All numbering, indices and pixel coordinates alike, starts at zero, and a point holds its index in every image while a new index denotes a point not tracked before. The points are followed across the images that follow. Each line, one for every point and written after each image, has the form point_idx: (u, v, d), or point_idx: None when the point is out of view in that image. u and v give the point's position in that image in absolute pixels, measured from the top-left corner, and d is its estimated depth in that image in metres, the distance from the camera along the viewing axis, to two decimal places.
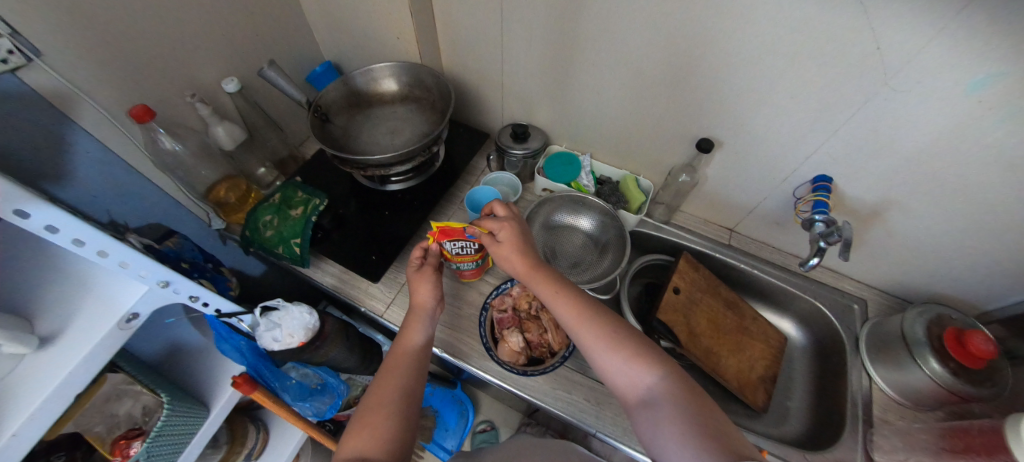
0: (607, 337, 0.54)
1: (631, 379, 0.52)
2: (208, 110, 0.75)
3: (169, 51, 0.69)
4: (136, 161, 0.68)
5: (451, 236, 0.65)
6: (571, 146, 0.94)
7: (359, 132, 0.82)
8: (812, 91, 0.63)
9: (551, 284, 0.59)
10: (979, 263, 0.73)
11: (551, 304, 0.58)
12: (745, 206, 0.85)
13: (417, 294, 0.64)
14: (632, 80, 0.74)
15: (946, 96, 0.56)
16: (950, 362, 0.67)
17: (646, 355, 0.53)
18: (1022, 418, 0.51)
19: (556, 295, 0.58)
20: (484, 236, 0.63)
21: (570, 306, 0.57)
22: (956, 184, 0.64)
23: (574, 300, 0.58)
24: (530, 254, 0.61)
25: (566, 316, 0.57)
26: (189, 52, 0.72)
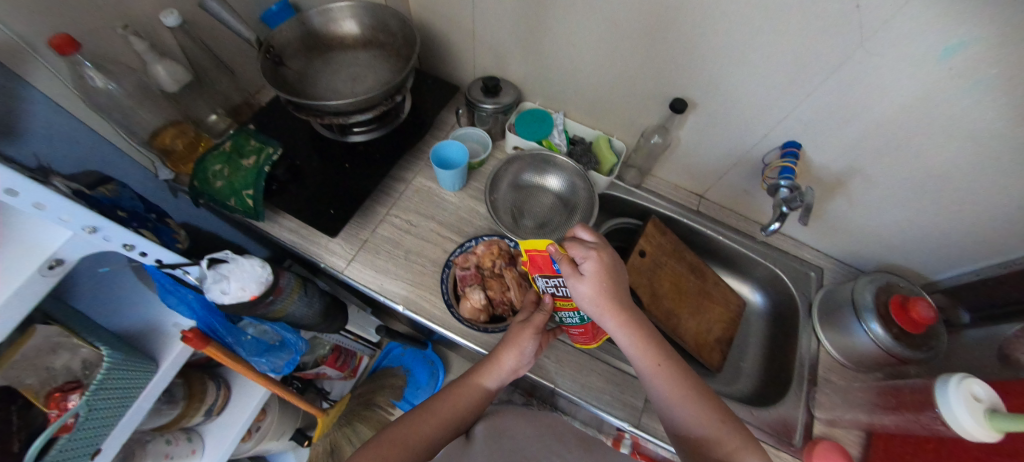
0: (670, 379, 0.55)
1: (691, 422, 0.53)
2: (144, 45, 0.68)
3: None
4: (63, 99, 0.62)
5: (542, 269, 0.59)
6: (544, 104, 0.90)
7: (316, 78, 0.77)
8: (789, 51, 0.61)
9: (629, 322, 0.55)
10: (930, 234, 0.75)
11: (625, 342, 0.56)
12: (715, 172, 0.85)
13: (523, 342, 0.60)
14: (608, 33, 0.70)
15: (918, 62, 0.55)
16: (893, 327, 0.71)
17: (705, 402, 0.54)
18: (952, 378, 0.54)
19: (632, 332, 0.55)
20: (566, 263, 0.55)
21: (642, 344, 0.55)
22: (918, 154, 0.65)
23: (647, 338, 0.55)
24: (613, 291, 0.54)
25: (636, 354, 0.55)
26: None
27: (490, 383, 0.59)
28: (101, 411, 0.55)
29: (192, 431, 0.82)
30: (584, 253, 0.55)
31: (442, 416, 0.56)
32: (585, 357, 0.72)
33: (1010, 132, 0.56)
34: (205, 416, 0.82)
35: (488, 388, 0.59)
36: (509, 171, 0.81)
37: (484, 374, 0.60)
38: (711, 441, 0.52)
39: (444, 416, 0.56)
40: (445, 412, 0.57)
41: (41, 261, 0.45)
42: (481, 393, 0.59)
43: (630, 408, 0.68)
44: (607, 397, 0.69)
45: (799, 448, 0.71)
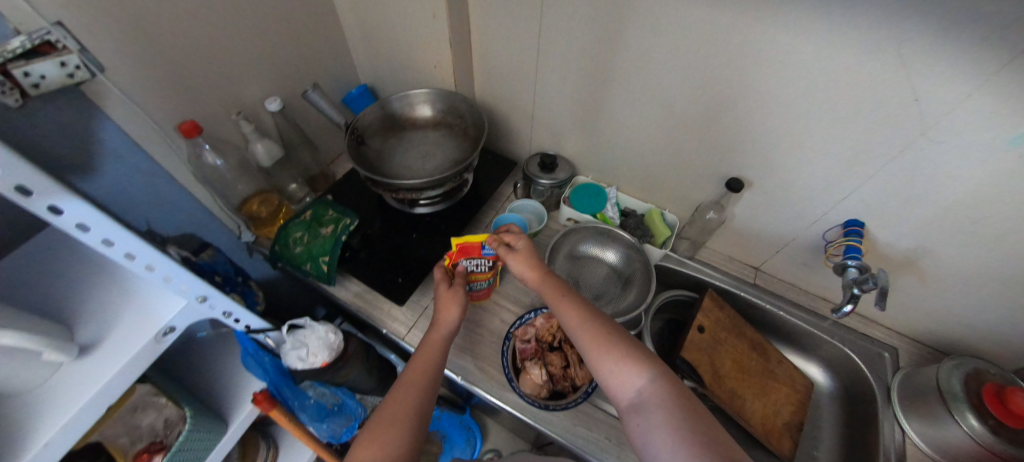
0: (594, 329, 0.57)
1: (623, 382, 0.53)
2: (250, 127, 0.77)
3: (221, 70, 0.72)
4: (177, 171, 0.71)
5: (468, 254, 0.68)
6: (597, 178, 0.95)
7: (391, 155, 0.84)
8: (847, 136, 0.63)
9: (551, 286, 0.62)
10: (1020, 318, 0.71)
11: (556, 305, 0.61)
12: (773, 246, 0.84)
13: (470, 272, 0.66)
14: (663, 117, 0.75)
15: (989, 148, 0.55)
16: (989, 419, 0.65)
17: (642, 358, 0.53)
18: None
19: (556, 293, 0.61)
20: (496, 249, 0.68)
21: (575, 305, 0.59)
22: (999, 237, 0.63)
23: (571, 297, 0.61)
24: (536, 263, 0.66)
25: (564, 313, 0.59)
26: (238, 72, 0.75)
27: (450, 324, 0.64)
28: None
29: None
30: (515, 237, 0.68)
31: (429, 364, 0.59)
32: None
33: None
34: None
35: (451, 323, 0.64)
36: (567, 242, 0.84)
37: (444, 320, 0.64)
38: (635, 383, 0.52)
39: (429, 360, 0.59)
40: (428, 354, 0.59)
41: (157, 328, 0.49)
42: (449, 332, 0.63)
43: None
44: None
45: None
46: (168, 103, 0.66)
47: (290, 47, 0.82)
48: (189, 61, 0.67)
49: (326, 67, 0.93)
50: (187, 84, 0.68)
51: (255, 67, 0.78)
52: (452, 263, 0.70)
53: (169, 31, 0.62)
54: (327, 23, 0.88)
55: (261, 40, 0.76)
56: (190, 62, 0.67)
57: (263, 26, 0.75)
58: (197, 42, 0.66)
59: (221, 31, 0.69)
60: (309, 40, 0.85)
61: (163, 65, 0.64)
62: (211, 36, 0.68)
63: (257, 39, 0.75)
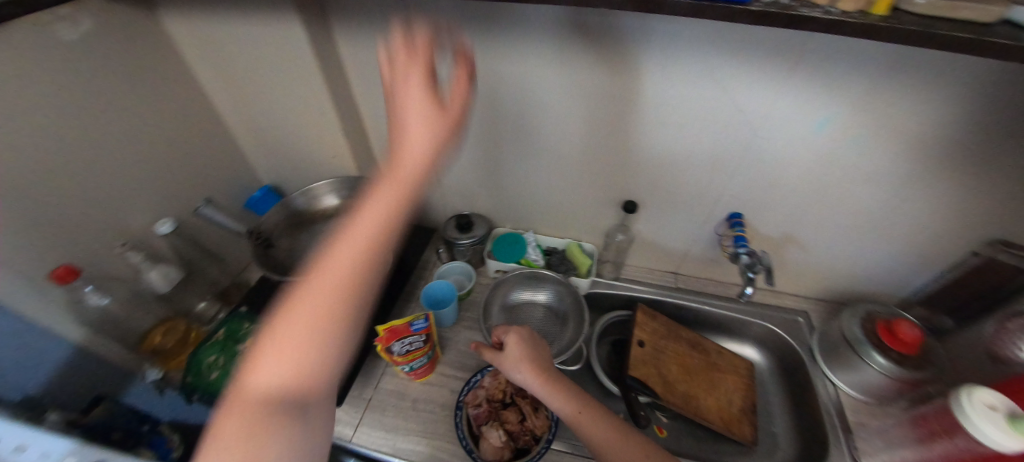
0: (603, 430, 0.56)
1: None
2: (140, 255, 0.73)
3: (99, 203, 0.68)
4: (57, 324, 0.64)
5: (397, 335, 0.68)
6: (514, 226, 1.00)
7: (304, 251, 0.83)
8: (701, 148, 0.74)
9: (549, 383, 0.60)
10: (881, 259, 0.84)
11: (556, 404, 0.59)
12: (680, 249, 0.93)
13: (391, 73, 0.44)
14: (553, 161, 0.83)
15: (805, 135, 0.68)
16: (890, 352, 0.75)
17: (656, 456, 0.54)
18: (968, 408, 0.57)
19: (555, 391, 0.60)
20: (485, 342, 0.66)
21: (574, 402, 0.58)
22: (839, 200, 0.76)
23: (572, 395, 0.59)
24: (529, 360, 0.62)
25: (568, 412, 0.58)
26: (119, 203, 0.72)
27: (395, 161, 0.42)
28: None
29: None
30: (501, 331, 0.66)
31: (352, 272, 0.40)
32: None
33: (899, 167, 0.68)
34: None
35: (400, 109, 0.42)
36: (498, 295, 0.86)
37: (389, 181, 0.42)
38: None
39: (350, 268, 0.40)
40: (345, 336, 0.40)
41: None
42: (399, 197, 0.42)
43: None
44: None
45: None
46: (38, 254, 0.61)
47: (177, 168, 0.81)
48: (62, 205, 0.63)
49: (221, 177, 0.92)
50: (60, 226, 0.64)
51: (138, 192, 0.75)
52: (384, 349, 0.69)
53: (33, 181, 0.59)
54: (214, 136, 0.88)
55: (143, 169, 0.75)
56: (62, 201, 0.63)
57: (142, 151, 0.74)
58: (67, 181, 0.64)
59: (96, 168, 0.67)
60: (196, 156, 0.85)
61: (30, 216, 0.59)
62: (83, 172, 0.65)
63: (138, 168, 0.74)
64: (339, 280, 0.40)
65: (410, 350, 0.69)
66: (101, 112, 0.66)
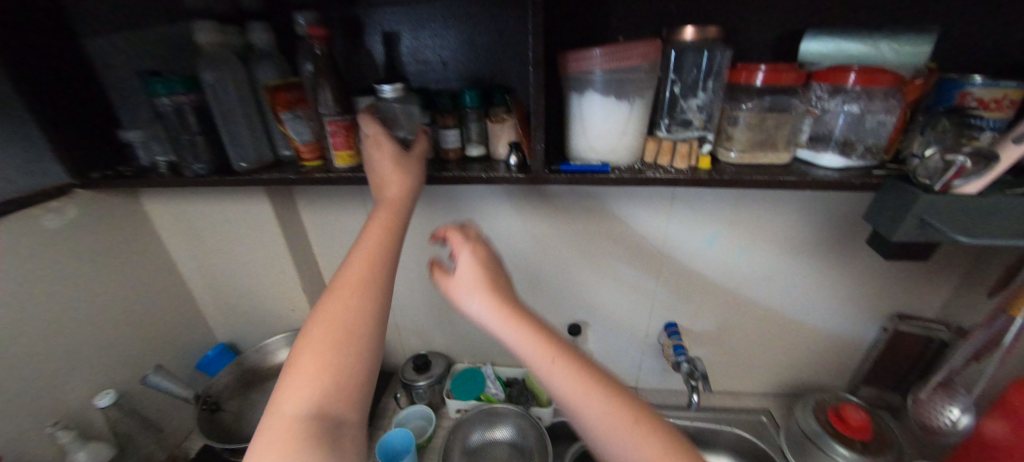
0: (604, 404, 0.41)
1: None
2: (71, 434, 0.69)
3: (36, 383, 0.67)
4: None
5: None
6: (472, 360, 1.02)
7: (253, 412, 0.83)
8: (622, 269, 0.86)
9: (523, 328, 0.44)
10: (811, 347, 0.92)
11: (534, 362, 0.43)
12: (633, 361, 0.97)
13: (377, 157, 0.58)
14: (500, 296, 0.91)
15: (702, 249, 0.82)
16: (850, 442, 0.78)
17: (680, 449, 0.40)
18: None
19: (540, 345, 0.43)
20: (441, 270, 0.48)
21: (573, 367, 0.43)
22: (751, 298, 0.87)
23: (566, 353, 0.44)
24: (493, 290, 0.46)
25: (551, 370, 0.42)
26: (62, 380, 0.71)
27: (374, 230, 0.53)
28: None
29: None
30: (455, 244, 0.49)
31: (335, 337, 0.44)
32: None
33: (784, 265, 0.82)
34: None
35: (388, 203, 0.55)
36: (458, 437, 0.84)
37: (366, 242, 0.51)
38: None
39: (336, 336, 0.43)
40: (333, 403, 0.40)
41: None
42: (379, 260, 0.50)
43: None
44: None
45: None
46: None
47: (131, 338, 0.82)
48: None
49: (174, 344, 0.92)
50: None
51: (86, 368, 0.74)
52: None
53: None
54: (175, 304, 0.92)
55: (94, 343, 0.76)
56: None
57: (97, 326, 0.76)
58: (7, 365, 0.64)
59: (45, 346, 0.68)
60: (154, 325, 0.87)
61: None
62: (28, 354, 0.66)
63: (90, 342, 0.75)
64: (345, 317, 0.45)
65: None
66: (68, 290, 0.71)
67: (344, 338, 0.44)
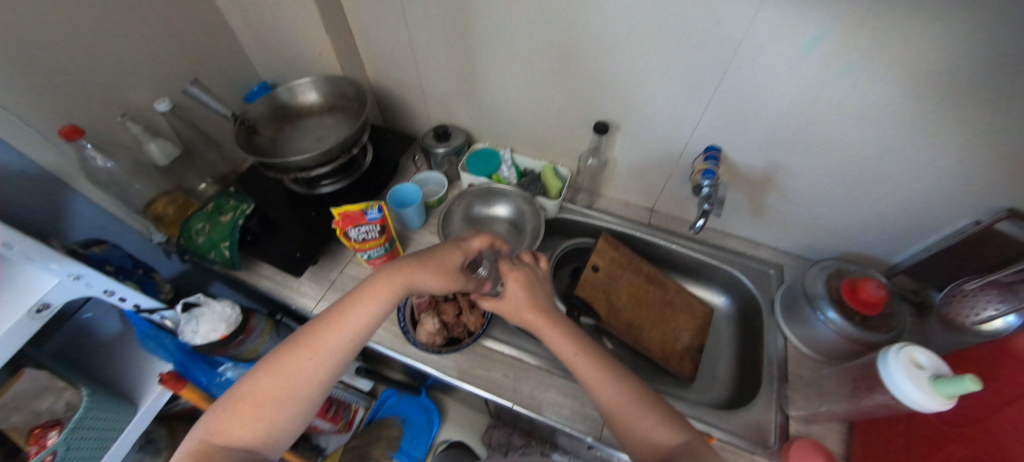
0: (598, 372, 0.59)
1: (651, 440, 0.54)
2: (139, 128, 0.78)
3: (97, 76, 0.72)
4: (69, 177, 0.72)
5: (354, 222, 0.74)
6: (493, 143, 1.00)
7: (287, 142, 0.88)
8: (678, 68, 0.69)
9: (555, 325, 0.63)
10: (873, 219, 0.78)
11: (555, 342, 0.62)
12: (657, 184, 0.90)
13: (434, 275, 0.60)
14: (531, 73, 0.80)
15: (791, 58, 0.62)
16: (851, 313, 0.72)
17: (668, 416, 0.55)
18: (909, 355, 0.55)
19: (557, 335, 0.63)
20: (505, 260, 0.67)
21: (591, 362, 0.60)
22: (827, 140, 0.69)
23: (574, 337, 0.62)
24: (537, 303, 0.65)
25: (564, 353, 0.61)
26: (123, 79, 0.77)
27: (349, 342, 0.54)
28: (81, 450, 0.60)
29: None
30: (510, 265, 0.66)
31: (238, 418, 0.48)
32: (542, 373, 0.74)
33: (897, 103, 0.61)
34: None
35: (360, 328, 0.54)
36: (462, 204, 0.89)
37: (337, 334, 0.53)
38: (647, 429, 0.54)
39: (236, 419, 0.48)
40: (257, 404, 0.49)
41: (29, 306, 0.52)
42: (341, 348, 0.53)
43: (590, 421, 0.69)
44: (567, 412, 0.70)
45: (775, 450, 0.69)
46: (42, 111, 0.66)
47: (175, 51, 0.83)
48: (63, 71, 0.68)
49: (220, 65, 0.93)
50: (59, 92, 0.68)
51: (137, 70, 0.78)
52: (343, 234, 0.75)
53: (36, 45, 0.63)
54: (211, 24, 0.88)
55: (144, 50, 0.78)
56: (59, 68, 0.67)
57: (138, 33, 0.76)
58: (65, 48, 0.67)
59: (96, 43, 0.71)
60: (195, 43, 0.86)
61: (37, 79, 0.65)
62: (75, 45, 0.68)
63: (141, 49, 0.77)
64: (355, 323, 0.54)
65: (365, 237, 0.76)
66: None
67: (267, 398, 0.49)
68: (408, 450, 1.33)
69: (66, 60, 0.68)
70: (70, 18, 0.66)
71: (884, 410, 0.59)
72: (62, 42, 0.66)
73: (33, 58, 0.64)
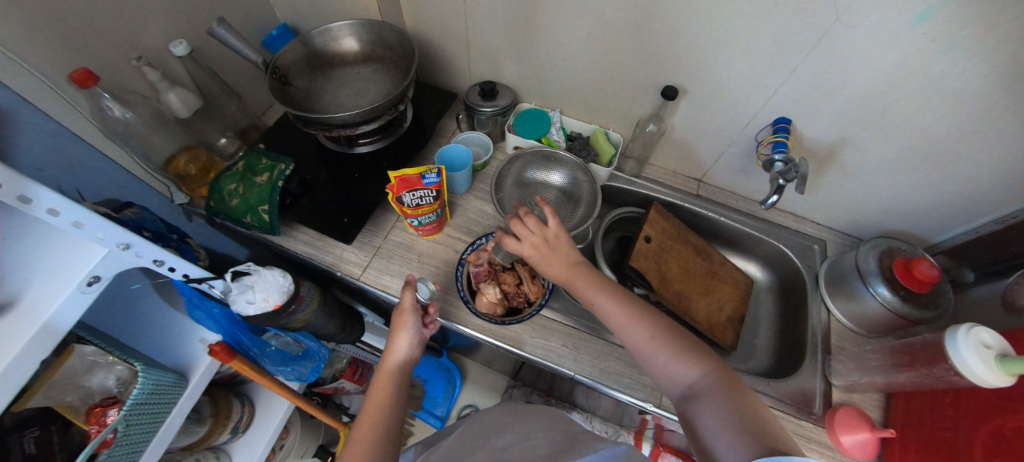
0: (621, 309, 0.60)
1: (671, 376, 0.55)
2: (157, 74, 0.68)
3: (107, 8, 0.62)
4: None
5: (410, 186, 0.69)
6: (540, 104, 0.95)
7: (322, 94, 0.80)
8: (768, 32, 0.64)
9: (575, 274, 0.63)
10: (928, 199, 0.78)
11: (583, 287, 0.62)
12: (712, 154, 0.88)
13: (401, 337, 0.65)
14: (599, 29, 0.74)
15: (895, 32, 0.58)
16: (900, 290, 0.73)
17: (693, 353, 0.55)
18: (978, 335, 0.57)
19: (583, 281, 0.62)
20: (509, 241, 0.65)
21: (614, 302, 0.60)
22: (907, 119, 0.68)
23: (596, 283, 0.62)
24: (556, 259, 0.64)
25: (587, 296, 0.61)
26: (135, 13, 0.66)
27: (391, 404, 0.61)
28: (136, 427, 0.58)
29: (219, 450, 0.84)
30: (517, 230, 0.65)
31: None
32: (600, 343, 0.74)
33: (999, 81, 0.58)
34: (232, 434, 0.83)
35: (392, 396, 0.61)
36: (513, 169, 0.86)
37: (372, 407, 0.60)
38: (665, 365, 0.56)
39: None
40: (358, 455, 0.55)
41: (80, 279, 0.47)
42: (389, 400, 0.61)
43: (650, 389, 0.69)
44: (628, 381, 0.70)
45: (819, 416, 0.73)
46: (54, 50, 0.57)
47: None
48: (71, 1, 0.57)
49: (237, 2, 0.82)
50: (67, 27, 0.58)
51: (149, 3, 0.67)
52: (395, 198, 0.70)
53: None
54: None
55: None
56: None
57: None
58: None
59: None
60: None
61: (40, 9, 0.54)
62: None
63: None
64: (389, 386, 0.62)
65: (419, 203, 0.71)
66: None
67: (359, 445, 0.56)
68: (430, 410, 1.37)
69: None
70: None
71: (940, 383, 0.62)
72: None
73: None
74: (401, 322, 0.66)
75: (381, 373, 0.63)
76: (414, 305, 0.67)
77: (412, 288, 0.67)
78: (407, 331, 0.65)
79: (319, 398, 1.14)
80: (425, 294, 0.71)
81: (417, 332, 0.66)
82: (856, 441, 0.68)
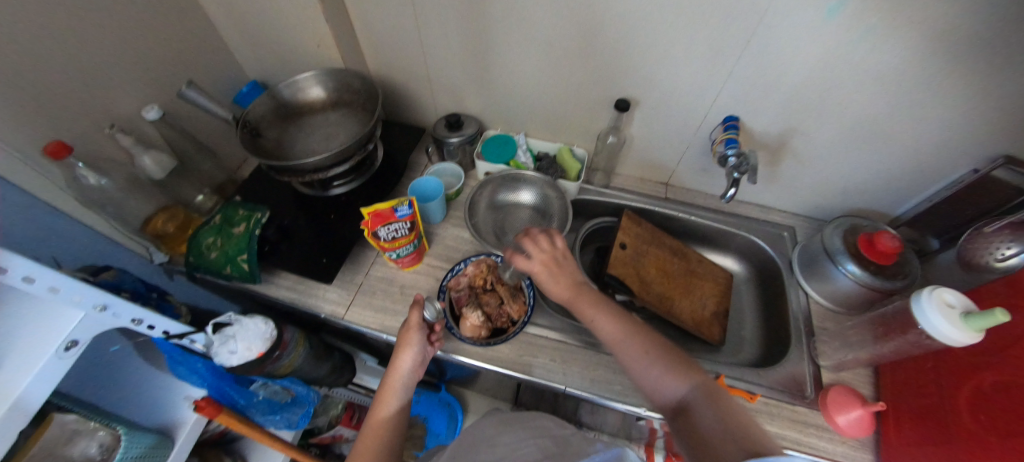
0: (618, 329, 0.60)
1: (665, 391, 0.55)
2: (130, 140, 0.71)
3: (79, 83, 0.65)
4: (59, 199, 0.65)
5: (384, 219, 0.71)
6: (505, 129, 0.99)
7: (294, 142, 0.83)
8: (701, 40, 0.70)
9: (578, 295, 0.63)
10: (879, 176, 0.83)
11: (581, 308, 0.62)
12: (673, 158, 0.92)
13: (407, 355, 0.65)
14: (549, 54, 0.79)
15: (812, 26, 0.64)
16: (868, 265, 0.76)
17: (683, 367, 0.56)
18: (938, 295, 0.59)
19: (581, 302, 0.63)
20: (520, 258, 0.66)
21: (614, 324, 0.61)
22: (842, 103, 0.72)
23: (596, 303, 0.62)
24: (561, 279, 0.64)
25: (584, 315, 0.62)
26: (106, 86, 0.70)
27: (389, 428, 0.63)
28: None
29: None
30: (529, 246, 0.66)
31: None
32: (588, 352, 0.74)
33: (912, 60, 0.64)
34: None
35: (393, 417, 0.64)
36: (485, 193, 0.89)
37: (371, 430, 0.63)
38: (658, 380, 0.56)
39: None
40: None
41: (57, 343, 0.48)
42: (387, 426, 0.63)
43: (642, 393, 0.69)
44: (618, 387, 0.70)
45: (813, 399, 0.73)
46: (26, 126, 0.59)
47: (155, 49, 0.76)
48: (41, 80, 0.60)
49: (204, 65, 0.87)
50: (41, 104, 0.61)
51: (118, 75, 0.71)
52: (370, 234, 0.72)
53: (10, 51, 0.56)
54: (192, 20, 0.82)
55: (124, 51, 0.71)
56: (38, 78, 0.60)
57: (115, 33, 0.69)
58: (41, 53, 0.60)
59: (75, 47, 0.64)
60: (177, 43, 0.80)
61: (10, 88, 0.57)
62: (51, 51, 0.61)
63: (121, 50, 0.70)
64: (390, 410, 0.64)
65: (395, 236, 0.73)
66: None
67: None
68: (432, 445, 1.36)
69: (43, 67, 0.60)
70: (41, 19, 0.59)
71: (917, 349, 0.64)
72: (42, 48, 0.59)
73: (9, 66, 0.56)
74: (407, 339, 0.66)
75: (385, 393, 0.64)
76: (420, 323, 0.68)
77: (420, 306, 0.67)
78: (412, 349, 0.66)
79: (316, 449, 1.11)
80: (433, 312, 0.68)
81: (422, 349, 0.67)
82: (851, 420, 0.68)
